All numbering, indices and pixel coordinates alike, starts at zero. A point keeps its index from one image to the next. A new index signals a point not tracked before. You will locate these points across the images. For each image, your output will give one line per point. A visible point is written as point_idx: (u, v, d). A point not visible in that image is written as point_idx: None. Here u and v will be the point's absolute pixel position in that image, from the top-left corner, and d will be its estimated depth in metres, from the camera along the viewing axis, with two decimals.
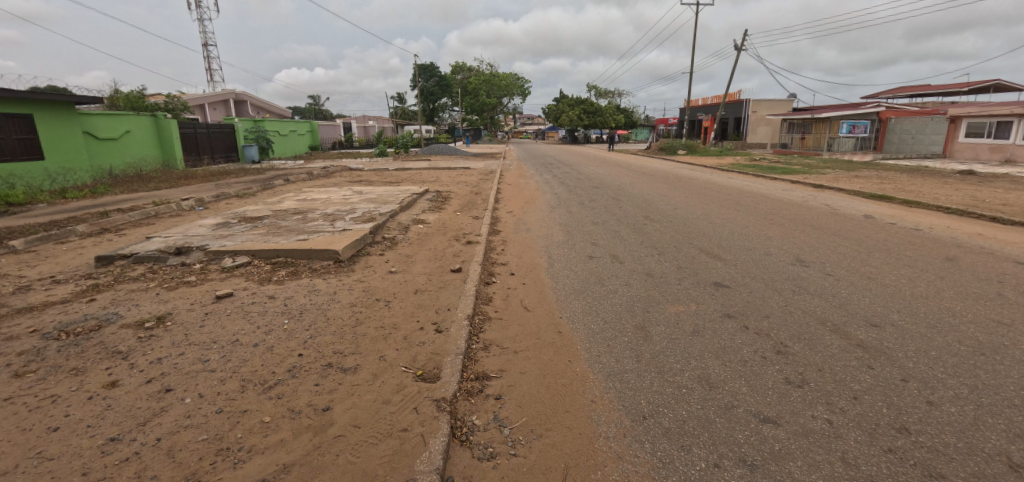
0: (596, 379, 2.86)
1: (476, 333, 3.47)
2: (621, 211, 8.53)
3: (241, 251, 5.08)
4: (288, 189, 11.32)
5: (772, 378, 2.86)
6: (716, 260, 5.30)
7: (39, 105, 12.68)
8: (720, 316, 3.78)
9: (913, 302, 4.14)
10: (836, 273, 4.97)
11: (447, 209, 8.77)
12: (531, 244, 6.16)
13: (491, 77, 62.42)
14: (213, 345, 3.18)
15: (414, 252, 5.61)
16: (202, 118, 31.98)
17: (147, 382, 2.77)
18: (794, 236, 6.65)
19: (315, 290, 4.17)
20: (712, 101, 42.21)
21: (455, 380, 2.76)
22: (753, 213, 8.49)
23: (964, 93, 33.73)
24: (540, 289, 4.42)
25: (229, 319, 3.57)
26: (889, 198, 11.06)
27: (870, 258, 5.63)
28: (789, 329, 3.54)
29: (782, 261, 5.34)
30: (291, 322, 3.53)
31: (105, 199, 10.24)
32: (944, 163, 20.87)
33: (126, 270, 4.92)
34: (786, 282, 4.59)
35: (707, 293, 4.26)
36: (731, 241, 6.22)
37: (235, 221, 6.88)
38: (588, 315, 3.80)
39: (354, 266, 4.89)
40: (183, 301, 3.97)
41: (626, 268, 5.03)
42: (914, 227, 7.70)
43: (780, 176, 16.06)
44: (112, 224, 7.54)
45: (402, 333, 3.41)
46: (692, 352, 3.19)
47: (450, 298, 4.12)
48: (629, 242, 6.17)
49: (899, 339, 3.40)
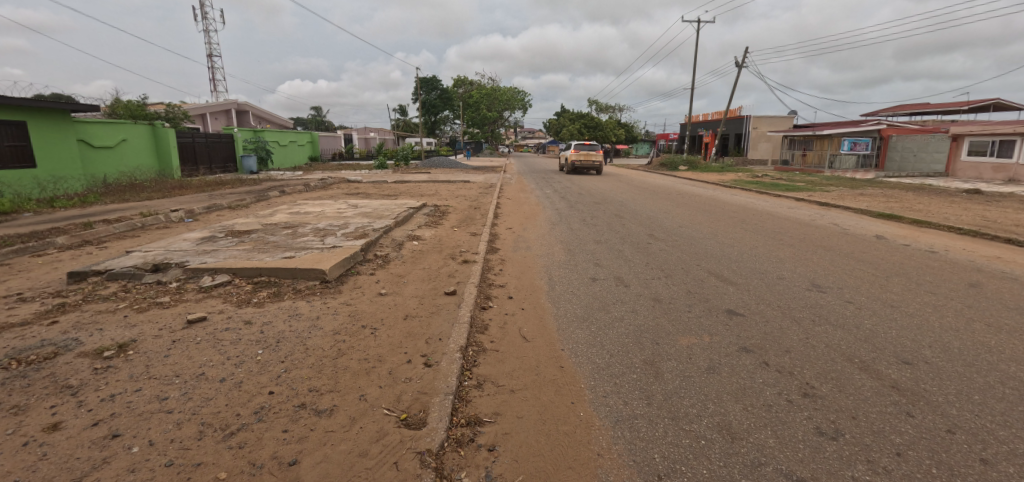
0: (603, 426, 2.53)
1: (469, 368, 3.15)
2: (624, 228, 8.26)
3: (222, 269, 4.76)
4: (283, 201, 11.06)
5: (801, 428, 2.53)
6: (727, 285, 4.98)
7: (33, 112, 12.45)
8: (737, 349, 3.46)
9: (944, 335, 3.82)
10: (857, 300, 4.65)
11: (444, 224, 8.50)
12: (531, 264, 5.87)
13: (493, 91, 63.03)
14: (175, 379, 2.85)
15: (406, 271, 5.30)
16: (202, 127, 31.93)
17: (93, 426, 2.44)
18: (807, 258, 6.35)
19: (296, 314, 3.85)
20: (713, 117, 42.42)
21: (442, 427, 2.43)
22: (761, 232, 8.23)
23: (964, 112, 33.84)
24: (539, 315, 4.10)
25: (196, 349, 3.23)
26: (899, 218, 10.79)
27: (889, 283, 5.34)
28: (815, 367, 3.21)
29: (796, 286, 5.01)
30: (266, 352, 3.20)
31: (94, 210, 9.94)
32: (948, 181, 20.71)
33: (97, 288, 4.59)
34: (804, 311, 4.27)
35: (720, 323, 3.93)
36: (742, 262, 5.93)
37: (221, 235, 6.59)
38: (593, 347, 3.47)
39: (342, 288, 4.57)
40: (152, 325, 3.65)
41: (632, 292, 4.72)
42: (928, 249, 7.42)
43: (783, 193, 15.83)
44: (95, 235, 7.24)
45: (387, 367, 3.07)
46: (709, 393, 2.86)
47: (443, 325, 3.79)
48: (634, 263, 5.88)
49: (936, 380, 3.07)
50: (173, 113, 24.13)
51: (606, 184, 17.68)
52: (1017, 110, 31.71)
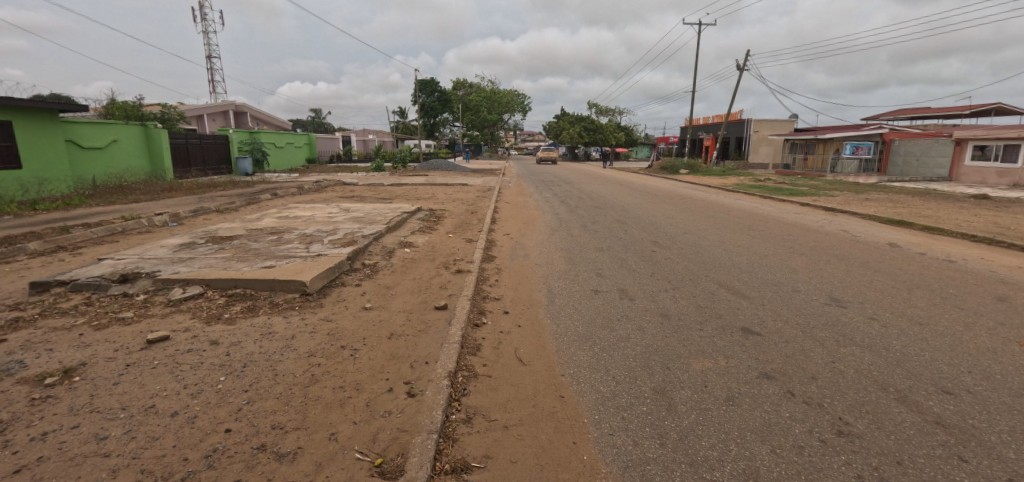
0: (610, 474, 2.17)
1: (457, 397, 2.80)
2: (627, 234, 7.93)
3: (194, 280, 4.40)
4: (274, 205, 10.70)
5: (840, 477, 2.17)
6: (740, 299, 4.63)
7: (20, 112, 12.12)
8: (756, 375, 3.11)
9: (982, 358, 3.47)
10: (881, 316, 4.30)
11: (439, 229, 8.16)
12: (529, 274, 5.52)
13: (493, 94, 62.84)
14: (119, 414, 2.49)
15: (395, 282, 4.95)
16: (199, 128, 31.63)
17: (11, 474, 2.07)
18: (821, 268, 6.01)
19: (270, 333, 3.49)
20: (714, 120, 42.20)
21: (422, 477, 2.07)
22: (769, 239, 7.90)
23: (966, 116, 33.62)
24: (538, 333, 3.75)
25: (152, 375, 2.87)
26: (909, 224, 10.45)
27: (912, 296, 4.99)
28: (847, 399, 2.86)
29: (813, 300, 4.66)
30: (228, 379, 2.84)
31: (75, 212, 9.57)
32: (951, 186, 20.41)
33: (58, 300, 4.22)
34: (826, 330, 3.91)
35: (736, 344, 3.58)
36: (753, 273, 5.57)
37: (201, 242, 6.23)
38: (596, 372, 3.12)
39: (323, 301, 4.21)
40: (107, 345, 3.27)
41: (637, 307, 4.37)
42: (945, 258, 7.08)
43: (788, 197, 15.52)
44: (71, 241, 6.88)
45: (365, 398, 2.71)
46: (730, 430, 2.51)
47: (430, 346, 3.43)
48: (638, 273, 5.53)
49: (983, 414, 2.73)
50: (169, 113, 23.76)
51: (606, 187, 17.37)
52: (1019, 114, 31.44)
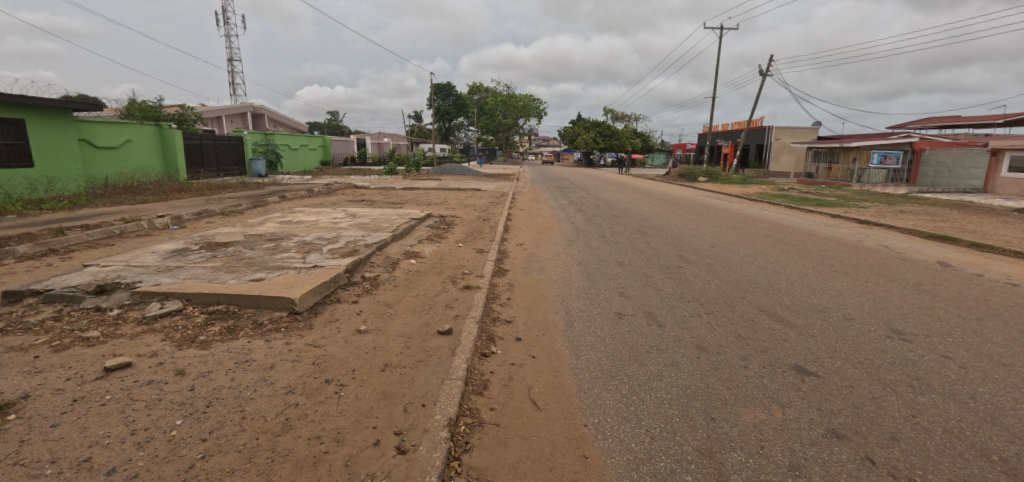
0: None
1: (456, 455, 2.30)
2: (649, 247, 7.39)
3: (174, 293, 3.99)
4: (280, 208, 10.32)
5: None
6: (786, 328, 4.05)
7: (33, 110, 12.03)
8: (822, 433, 2.55)
9: None
10: (956, 355, 3.67)
11: (449, 238, 7.68)
12: (544, 291, 5.01)
13: (508, 98, 62.68)
14: (46, 469, 2.04)
15: (395, 299, 4.48)
16: (217, 128, 32.07)
17: None
18: (871, 291, 5.37)
19: (247, 361, 3.04)
20: (734, 127, 41.20)
21: None
22: (804, 255, 7.27)
23: (998, 125, 32.20)
24: (554, 367, 3.24)
25: (97, 415, 2.42)
26: (954, 240, 9.63)
27: (985, 329, 4.32)
28: (943, 472, 2.25)
29: (871, 332, 4.05)
30: (186, 423, 2.38)
31: (79, 212, 9.39)
32: (988, 198, 19.33)
33: (26, 313, 3.84)
34: (896, 372, 3.30)
35: (790, 388, 3.01)
36: (796, 296, 4.97)
37: (194, 248, 5.85)
38: (626, 423, 2.60)
39: (313, 321, 3.76)
40: (60, 373, 2.85)
41: (668, 336, 3.81)
42: (1004, 280, 6.37)
43: (816, 208, 14.70)
44: (64, 244, 6.57)
45: (346, 454, 2.23)
46: None
47: (429, 383, 2.93)
48: (665, 293, 4.98)
49: None
50: (186, 113, 23.88)
51: (624, 194, 16.82)
52: None
